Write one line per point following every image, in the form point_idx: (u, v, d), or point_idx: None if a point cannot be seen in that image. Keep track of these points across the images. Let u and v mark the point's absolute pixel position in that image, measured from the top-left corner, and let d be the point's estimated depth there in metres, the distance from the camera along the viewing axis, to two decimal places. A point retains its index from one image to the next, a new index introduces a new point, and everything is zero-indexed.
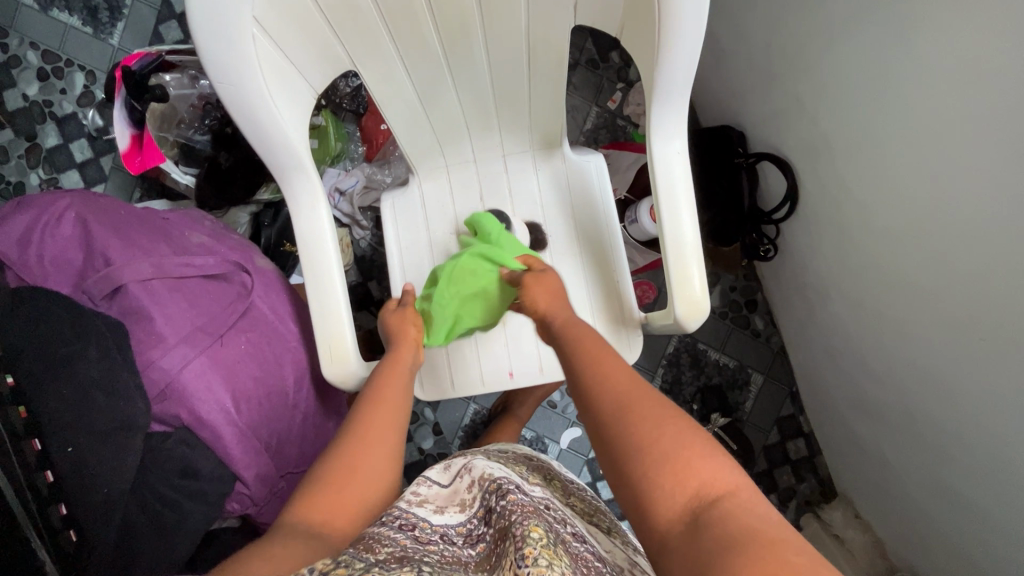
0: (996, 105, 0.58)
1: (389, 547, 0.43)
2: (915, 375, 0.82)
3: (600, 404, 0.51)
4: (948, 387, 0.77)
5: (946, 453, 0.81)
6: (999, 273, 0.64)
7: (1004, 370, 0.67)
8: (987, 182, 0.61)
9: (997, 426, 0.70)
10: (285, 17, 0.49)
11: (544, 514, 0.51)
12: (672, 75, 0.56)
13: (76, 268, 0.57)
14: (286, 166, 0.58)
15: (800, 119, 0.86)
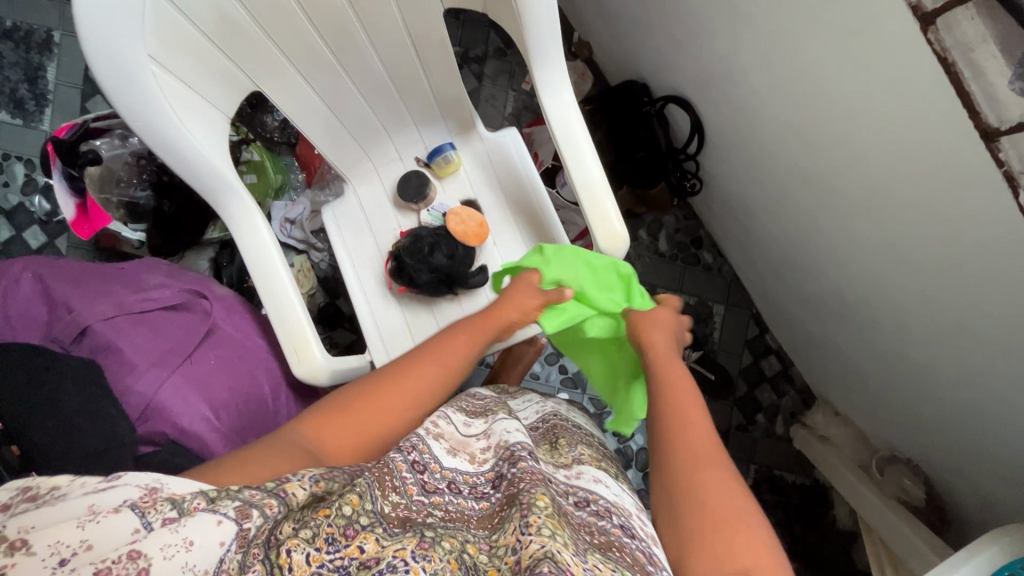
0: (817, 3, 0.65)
1: (398, 488, 0.49)
2: (837, 264, 0.89)
3: (684, 453, 0.55)
4: (864, 267, 0.83)
5: (881, 328, 0.88)
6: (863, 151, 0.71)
7: (897, 236, 0.74)
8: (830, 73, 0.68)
9: (908, 288, 0.77)
10: (179, 53, 0.55)
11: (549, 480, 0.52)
12: (539, 34, 0.62)
13: (42, 322, 0.62)
14: (217, 189, 0.64)
15: (683, 59, 0.93)
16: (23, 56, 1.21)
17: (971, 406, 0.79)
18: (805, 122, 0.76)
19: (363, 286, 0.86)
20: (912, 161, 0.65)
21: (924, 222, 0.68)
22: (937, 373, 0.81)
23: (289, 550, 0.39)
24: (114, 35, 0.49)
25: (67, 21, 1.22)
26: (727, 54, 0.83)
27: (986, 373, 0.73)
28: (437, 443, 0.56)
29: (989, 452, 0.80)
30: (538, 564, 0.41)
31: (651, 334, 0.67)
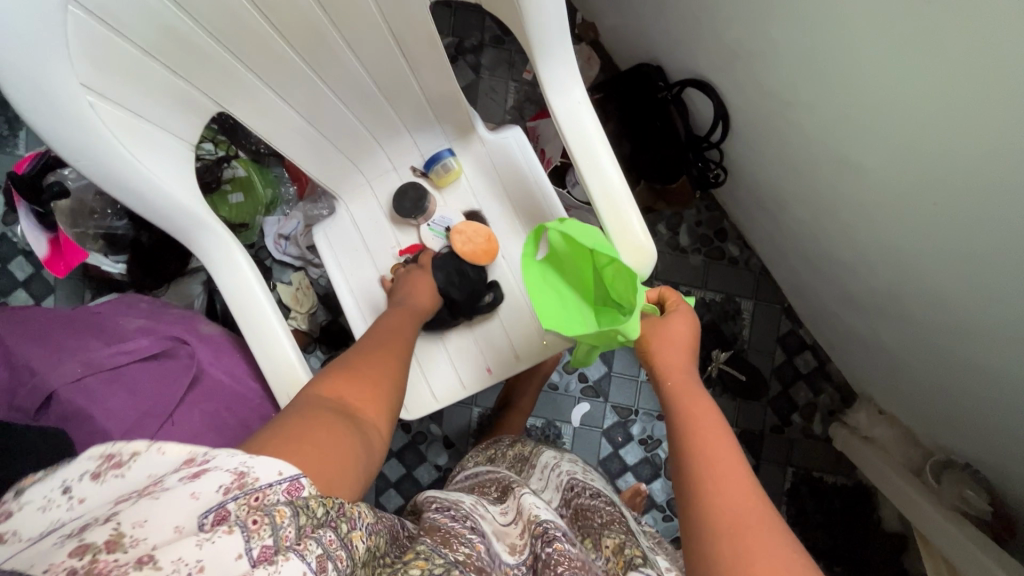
0: None
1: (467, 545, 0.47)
2: (886, 262, 0.79)
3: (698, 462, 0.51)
4: (918, 266, 0.74)
5: (937, 331, 0.78)
6: (921, 138, 0.60)
7: (961, 234, 0.64)
8: (884, 47, 0.58)
9: (976, 291, 0.67)
10: (119, 77, 0.47)
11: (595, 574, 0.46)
12: (542, 23, 0.53)
13: (6, 386, 0.56)
14: (187, 227, 0.56)
15: (702, 37, 0.83)
16: None
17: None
18: (850, 104, 0.66)
19: (362, 313, 0.79)
20: (985, 148, 0.55)
21: (999, 218, 0.58)
22: (1008, 383, 0.71)
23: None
24: (32, 58, 0.41)
25: None
26: (755, 30, 0.73)
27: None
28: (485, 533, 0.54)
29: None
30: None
31: (663, 346, 0.64)
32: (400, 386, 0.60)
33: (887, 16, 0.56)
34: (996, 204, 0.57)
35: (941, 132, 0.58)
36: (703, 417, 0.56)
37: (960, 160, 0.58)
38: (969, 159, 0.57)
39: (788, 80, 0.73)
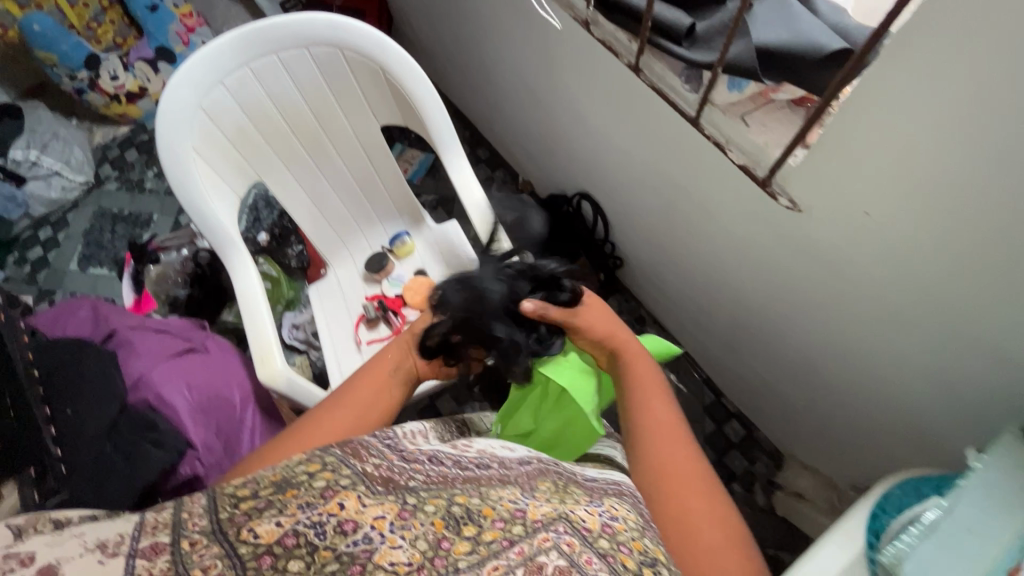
0: (604, 97, 0.92)
1: (376, 458, 0.60)
2: (720, 293, 1.01)
3: (639, 415, 0.73)
4: (732, 286, 0.96)
5: (774, 342, 0.96)
6: (675, 188, 0.91)
7: (730, 247, 0.89)
8: (634, 142, 0.93)
9: (762, 289, 0.88)
10: (216, 156, 0.89)
11: (550, 470, 0.67)
12: (441, 134, 0.96)
13: (85, 331, 0.85)
14: (225, 245, 0.93)
15: (574, 166, 1.24)
16: (130, 232, 1.69)
17: (862, 385, 0.84)
18: (642, 181, 1.00)
19: (332, 338, 1.08)
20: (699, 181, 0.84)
21: (735, 225, 0.84)
22: (828, 362, 0.87)
23: (252, 527, 0.46)
24: (171, 134, 0.83)
25: (164, 206, 1.72)
26: (589, 154, 1.12)
27: (842, 343, 0.81)
28: (419, 443, 0.68)
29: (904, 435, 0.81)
30: (552, 522, 0.53)
31: (605, 319, 0.80)
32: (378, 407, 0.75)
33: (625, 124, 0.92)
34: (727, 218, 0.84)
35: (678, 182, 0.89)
36: (641, 375, 0.76)
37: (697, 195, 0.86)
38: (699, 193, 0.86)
39: (616, 178, 1.09)
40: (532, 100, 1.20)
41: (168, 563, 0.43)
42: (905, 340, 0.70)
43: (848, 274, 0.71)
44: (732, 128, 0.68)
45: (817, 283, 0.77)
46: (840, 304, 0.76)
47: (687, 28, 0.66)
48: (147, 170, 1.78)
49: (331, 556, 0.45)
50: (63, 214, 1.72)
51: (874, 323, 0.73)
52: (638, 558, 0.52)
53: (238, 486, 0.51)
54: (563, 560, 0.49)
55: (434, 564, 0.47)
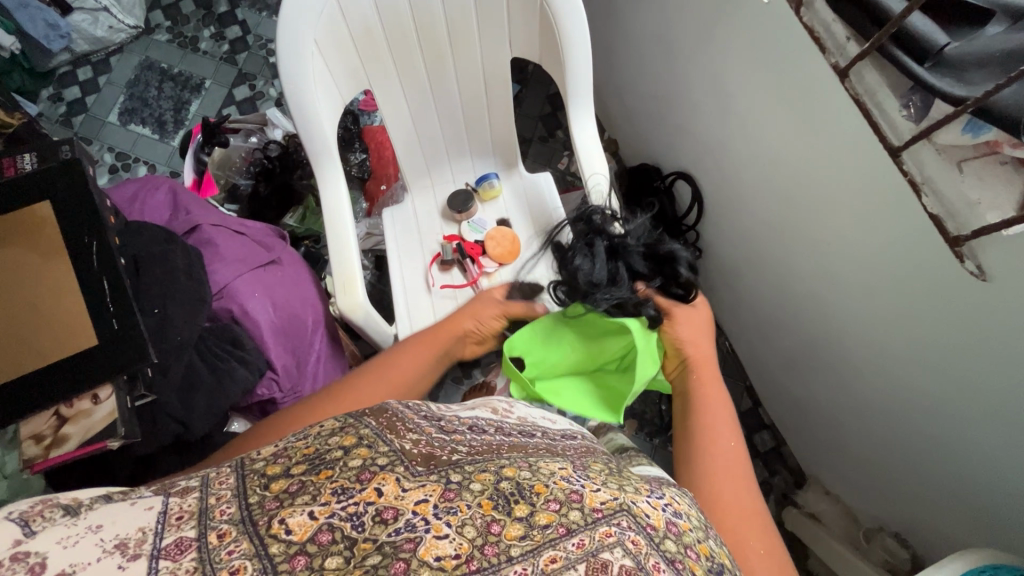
0: (765, 86, 0.82)
1: (415, 433, 0.49)
2: (806, 322, 0.96)
3: (695, 413, 0.78)
4: (825, 320, 0.91)
5: (849, 384, 0.92)
6: (810, 207, 0.83)
7: (845, 284, 0.83)
8: (780, 144, 0.84)
9: (864, 335, 0.84)
10: (333, 46, 0.82)
11: (597, 450, 0.59)
12: (576, 83, 0.86)
13: (165, 219, 0.79)
14: (319, 152, 0.85)
15: (682, 144, 1.13)
16: (177, 94, 1.55)
17: (933, 455, 0.82)
18: (766, 185, 0.91)
19: (401, 271, 1.02)
20: (845, 210, 0.76)
21: (867, 265, 0.77)
22: (905, 423, 0.84)
23: (282, 519, 0.37)
24: (296, 17, 0.76)
25: (218, 74, 1.57)
26: (710, 137, 1.02)
27: (929, 412, 0.78)
28: (453, 412, 0.59)
29: (958, 509, 0.81)
30: (614, 514, 0.43)
31: (689, 329, 0.84)
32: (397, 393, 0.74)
33: (778, 122, 0.82)
34: (861, 256, 0.78)
35: (818, 202, 0.81)
36: (705, 380, 0.82)
37: (835, 222, 0.79)
38: (839, 220, 0.78)
39: (732, 172, 1.00)
40: (660, 59, 1.07)
41: (194, 563, 0.34)
42: (1009, 434, 0.67)
43: (978, 354, 0.67)
44: (941, 173, 0.61)
45: (935, 350, 0.72)
46: (949, 377, 0.72)
47: (938, 47, 0.57)
48: (203, 27, 1.61)
49: (371, 549, 0.36)
50: (106, 56, 1.57)
51: (981, 409, 0.69)
52: (705, 566, 0.44)
53: (268, 465, 0.42)
54: (628, 561, 0.40)
55: (484, 554, 0.38)
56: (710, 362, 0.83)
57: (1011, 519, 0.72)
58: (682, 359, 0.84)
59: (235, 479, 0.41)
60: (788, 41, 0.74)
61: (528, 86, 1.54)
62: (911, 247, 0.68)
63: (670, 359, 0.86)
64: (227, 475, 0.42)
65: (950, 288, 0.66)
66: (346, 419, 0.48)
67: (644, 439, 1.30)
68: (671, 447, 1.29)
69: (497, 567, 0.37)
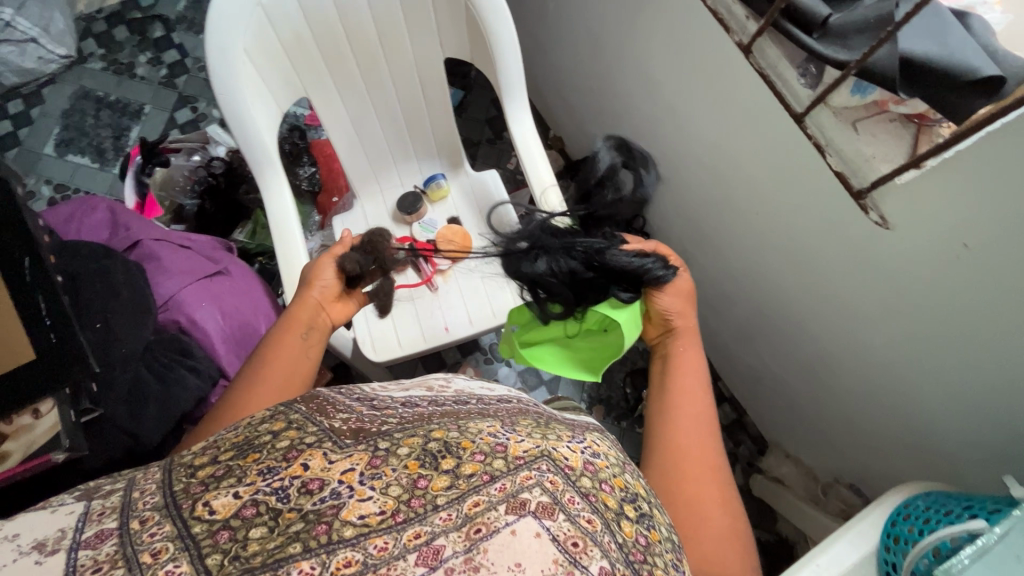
0: (684, 69, 0.87)
1: (345, 413, 0.51)
2: (748, 291, 1.01)
3: (671, 384, 0.78)
4: (763, 286, 0.96)
5: (791, 345, 0.97)
6: (736, 179, 0.88)
7: (775, 249, 0.88)
8: (702, 123, 0.89)
9: (798, 295, 0.89)
10: (264, 54, 0.83)
11: (529, 409, 0.61)
12: (508, 76, 0.90)
13: (104, 237, 0.79)
14: (260, 160, 0.85)
15: (620, 133, 1.18)
16: (116, 121, 1.53)
17: (873, 402, 0.86)
18: (696, 163, 0.97)
19: None
20: (766, 178, 0.82)
21: (790, 229, 0.82)
22: (844, 375, 0.89)
23: (207, 501, 0.38)
24: (225, 26, 0.77)
25: (157, 98, 1.55)
26: (643, 124, 1.07)
27: (863, 359, 0.83)
28: (389, 393, 0.60)
29: (900, 449, 0.86)
30: (535, 459, 0.45)
31: (676, 303, 0.82)
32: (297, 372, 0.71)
33: (699, 102, 0.88)
34: (785, 220, 0.82)
35: (742, 174, 0.86)
36: (684, 354, 0.81)
37: (759, 191, 0.84)
38: (762, 189, 0.83)
39: (665, 154, 1.05)
40: (591, 53, 1.13)
41: (115, 549, 0.35)
42: (929, 369, 0.73)
43: (894, 298, 0.72)
44: (840, 133, 0.67)
45: (859, 299, 0.77)
46: (874, 323, 0.77)
47: (822, 18, 0.63)
48: (139, 53, 1.59)
49: (296, 517, 0.38)
50: (37, 88, 1.53)
51: (904, 349, 0.75)
52: (620, 497, 0.48)
53: (196, 457, 0.43)
54: (545, 497, 0.43)
55: (409, 506, 0.40)
56: (694, 335, 0.82)
57: (944, 450, 0.77)
58: (668, 329, 0.83)
59: (161, 474, 0.42)
60: (698, 24, 0.80)
61: (472, 91, 1.57)
62: (825, 205, 0.74)
63: (655, 330, 0.85)
64: (154, 472, 0.43)
65: (863, 239, 0.71)
66: (276, 407, 0.49)
67: (613, 423, 1.33)
68: (638, 428, 1.33)
69: (423, 516, 0.40)
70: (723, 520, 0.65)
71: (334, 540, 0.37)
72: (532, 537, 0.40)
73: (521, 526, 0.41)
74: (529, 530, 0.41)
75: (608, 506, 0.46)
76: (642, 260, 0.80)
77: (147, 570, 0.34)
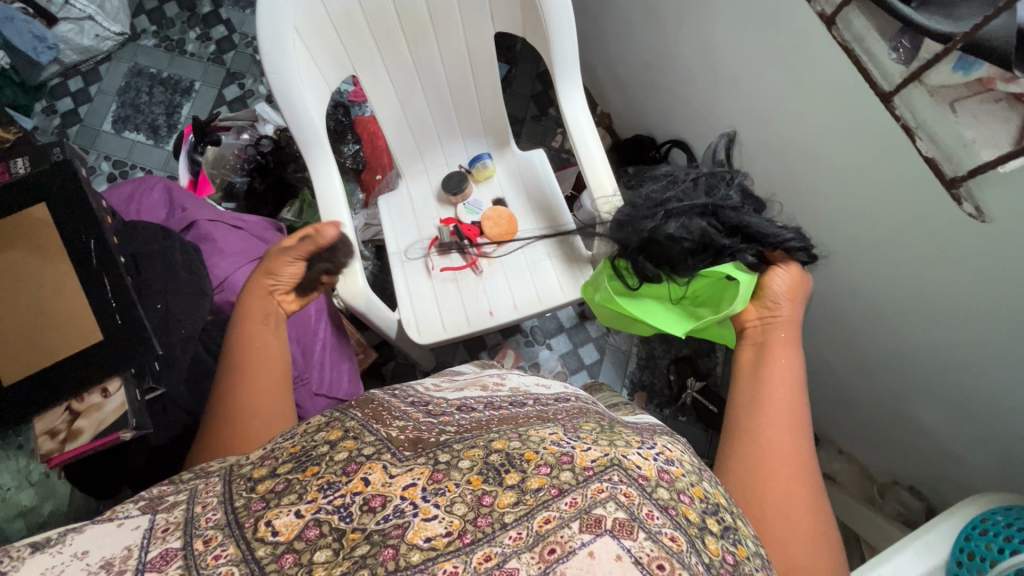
0: (753, 43, 0.81)
1: (401, 420, 0.50)
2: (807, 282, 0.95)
3: (760, 375, 0.70)
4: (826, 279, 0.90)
5: (853, 340, 0.92)
6: (804, 163, 0.82)
7: (843, 239, 0.82)
8: (769, 102, 0.83)
9: (866, 289, 0.83)
10: (313, 30, 0.81)
11: (589, 409, 0.60)
12: (561, 51, 0.86)
13: (162, 216, 0.80)
14: (309, 140, 0.85)
15: (673, 111, 1.13)
16: (169, 98, 1.56)
17: (945, 405, 0.81)
18: (757, 144, 0.91)
19: (402, 258, 1.02)
20: (840, 163, 0.76)
21: (863, 219, 0.76)
22: (913, 375, 0.83)
23: (268, 521, 0.39)
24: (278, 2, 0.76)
25: (206, 75, 1.57)
26: (701, 101, 1.01)
27: (934, 359, 0.78)
28: (443, 393, 0.60)
29: (973, 455, 0.80)
30: (606, 470, 0.44)
31: (789, 284, 0.74)
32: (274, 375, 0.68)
33: (767, 79, 0.81)
34: (858, 209, 0.76)
35: (811, 158, 0.80)
36: (776, 346, 0.72)
37: (830, 176, 0.78)
38: (833, 175, 0.78)
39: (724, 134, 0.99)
40: (647, 25, 1.06)
41: (181, 570, 0.36)
42: (1016, 372, 0.67)
43: (981, 296, 0.66)
44: (934, 114, 0.60)
45: (935, 296, 0.72)
46: (953, 322, 0.72)
47: None
48: (188, 29, 1.60)
49: (360, 538, 0.38)
50: (95, 65, 1.57)
51: (989, 352, 0.69)
52: (699, 509, 0.45)
53: (254, 467, 0.44)
54: (622, 513, 0.41)
55: (477, 526, 0.39)
56: (796, 329, 0.74)
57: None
58: (768, 317, 0.74)
59: (222, 486, 0.43)
60: None
61: (517, 66, 1.52)
62: (907, 192, 0.68)
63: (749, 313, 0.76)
64: (214, 484, 0.44)
65: (951, 231, 0.65)
66: (331, 415, 0.49)
67: (655, 411, 1.30)
68: (681, 417, 1.30)
69: (493, 536, 0.39)
70: (808, 525, 0.58)
71: (401, 566, 0.36)
72: (611, 559, 0.39)
73: (599, 546, 0.39)
74: (607, 551, 0.39)
75: (689, 520, 0.43)
76: (780, 231, 0.73)
77: None
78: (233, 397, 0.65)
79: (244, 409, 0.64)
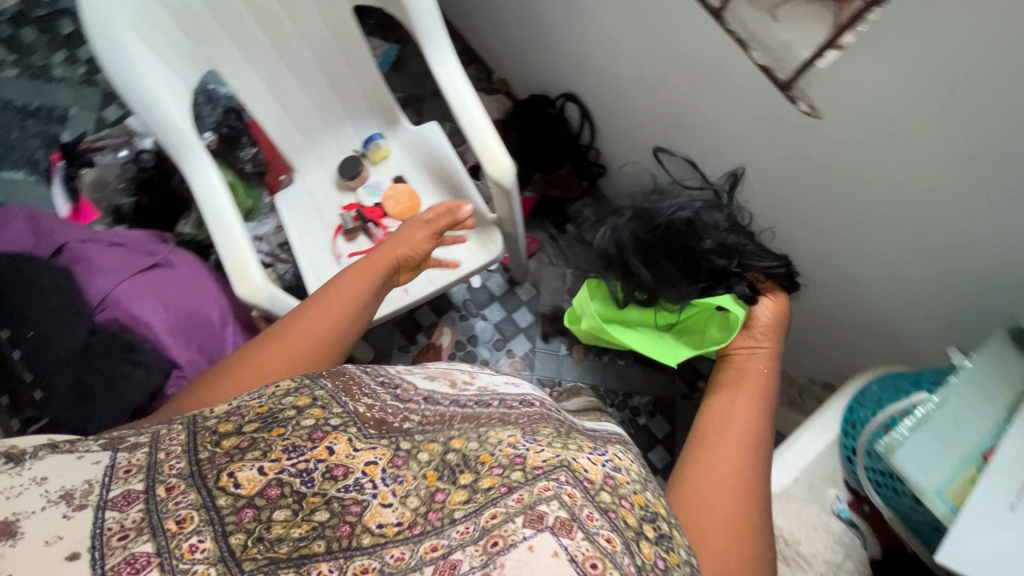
0: None
1: (369, 398, 0.51)
2: None
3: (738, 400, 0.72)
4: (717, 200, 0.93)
5: None
6: (674, 91, 0.84)
7: (721, 157, 0.85)
8: (632, 36, 0.85)
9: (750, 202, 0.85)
10: (152, 26, 0.78)
11: (551, 416, 0.60)
12: (421, 16, 0.88)
13: (25, 244, 0.76)
14: (174, 141, 0.81)
15: (557, 62, 1.13)
16: (43, 129, 1.46)
17: (835, 300, 0.84)
18: (632, 80, 0.92)
19: (307, 250, 0.99)
20: (702, 83, 0.78)
21: (733, 134, 0.79)
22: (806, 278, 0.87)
23: (231, 472, 0.39)
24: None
25: (80, 99, 1.48)
26: (577, 46, 1.02)
27: (818, 256, 0.81)
28: (413, 379, 0.60)
29: (867, 341, 0.85)
30: (554, 470, 0.44)
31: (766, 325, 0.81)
32: (334, 336, 0.67)
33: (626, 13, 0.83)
34: (726, 126, 0.79)
35: (678, 84, 0.82)
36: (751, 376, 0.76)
37: (696, 98, 0.81)
38: (699, 96, 0.80)
39: (603, 76, 1.00)
40: None
41: (142, 514, 0.35)
42: (885, 252, 0.71)
43: (843, 185, 0.69)
44: (759, 23, 0.63)
45: (805, 197, 0.75)
46: (826, 215, 0.75)
47: None
48: (53, 54, 1.50)
49: (320, 503, 0.39)
50: None
51: (860, 237, 0.72)
52: (639, 514, 0.46)
53: (221, 422, 0.43)
54: (564, 512, 0.41)
55: (427, 520, 0.40)
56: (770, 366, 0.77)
57: (909, 334, 0.77)
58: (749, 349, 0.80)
59: (186, 436, 0.42)
60: None
61: (408, 45, 1.50)
62: (761, 98, 0.70)
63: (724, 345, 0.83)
64: (179, 433, 0.43)
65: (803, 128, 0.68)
66: (301, 380, 0.49)
67: (594, 359, 1.34)
68: (619, 360, 1.34)
69: (440, 529, 0.40)
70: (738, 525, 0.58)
71: (352, 547, 0.37)
72: (550, 554, 0.38)
73: (539, 540, 0.39)
74: (547, 546, 0.39)
75: (627, 524, 0.44)
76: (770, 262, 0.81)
77: (174, 538, 0.34)
78: (287, 334, 0.64)
79: (285, 347, 0.63)
